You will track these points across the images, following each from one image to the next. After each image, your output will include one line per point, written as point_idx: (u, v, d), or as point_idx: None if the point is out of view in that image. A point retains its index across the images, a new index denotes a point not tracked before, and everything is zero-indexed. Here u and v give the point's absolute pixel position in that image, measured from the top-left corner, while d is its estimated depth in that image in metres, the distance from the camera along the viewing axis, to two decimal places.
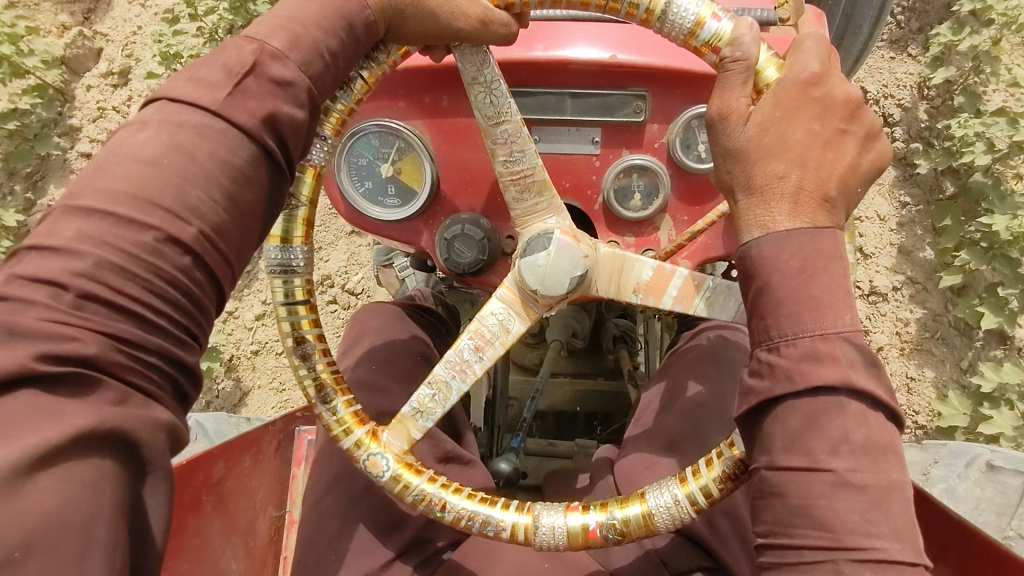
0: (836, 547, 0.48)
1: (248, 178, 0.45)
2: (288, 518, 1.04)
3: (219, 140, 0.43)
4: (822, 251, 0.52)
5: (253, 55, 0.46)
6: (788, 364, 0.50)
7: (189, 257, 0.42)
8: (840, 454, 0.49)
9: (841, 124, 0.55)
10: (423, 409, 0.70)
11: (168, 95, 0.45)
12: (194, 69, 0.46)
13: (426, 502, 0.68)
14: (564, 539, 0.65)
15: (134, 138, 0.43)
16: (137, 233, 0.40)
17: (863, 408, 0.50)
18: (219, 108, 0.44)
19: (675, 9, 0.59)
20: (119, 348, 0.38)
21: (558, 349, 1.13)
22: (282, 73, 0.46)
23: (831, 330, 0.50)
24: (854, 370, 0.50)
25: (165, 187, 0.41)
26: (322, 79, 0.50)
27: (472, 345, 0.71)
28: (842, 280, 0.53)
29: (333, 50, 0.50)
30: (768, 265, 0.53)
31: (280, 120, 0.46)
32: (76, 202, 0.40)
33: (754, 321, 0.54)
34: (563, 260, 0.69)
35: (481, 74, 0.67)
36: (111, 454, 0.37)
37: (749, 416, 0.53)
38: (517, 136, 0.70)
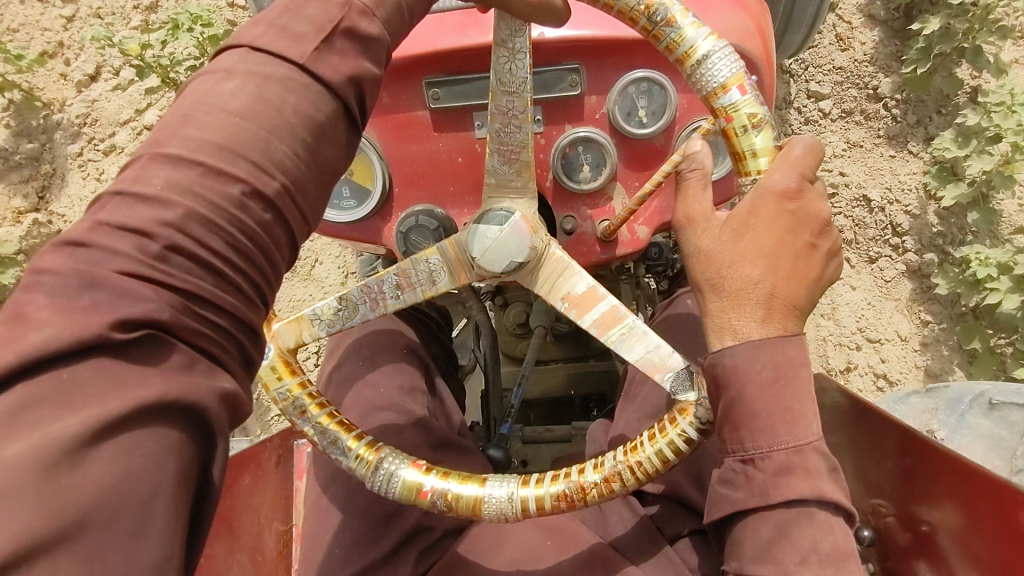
0: None
1: (329, 135, 0.42)
2: (296, 531, 1.00)
3: (304, 95, 0.40)
4: (790, 358, 0.59)
5: (340, 9, 0.42)
6: (764, 477, 0.59)
7: (270, 213, 0.39)
8: (808, 563, 0.58)
9: (810, 239, 0.59)
10: (324, 318, 0.78)
11: (249, 43, 0.41)
12: (277, 17, 0.42)
13: (286, 405, 0.75)
14: (396, 487, 0.71)
15: (219, 88, 0.39)
16: (222, 184, 0.38)
17: (830, 517, 0.59)
18: (306, 63, 0.40)
19: (708, 65, 0.61)
20: (189, 309, 0.36)
21: (542, 333, 1.15)
22: (368, 30, 0.43)
23: (802, 443, 0.59)
24: (822, 482, 0.59)
25: (252, 140, 0.38)
26: (400, 38, 0.47)
27: (394, 283, 0.76)
28: (807, 385, 0.60)
29: (412, 5, 0.47)
30: (740, 376, 0.59)
31: (365, 82, 0.43)
32: (163, 149, 0.38)
33: (727, 429, 0.61)
34: (509, 241, 0.72)
35: (509, 40, 0.69)
36: (178, 424, 0.35)
37: (728, 520, 0.63)
38: (517, 110, 0.73)
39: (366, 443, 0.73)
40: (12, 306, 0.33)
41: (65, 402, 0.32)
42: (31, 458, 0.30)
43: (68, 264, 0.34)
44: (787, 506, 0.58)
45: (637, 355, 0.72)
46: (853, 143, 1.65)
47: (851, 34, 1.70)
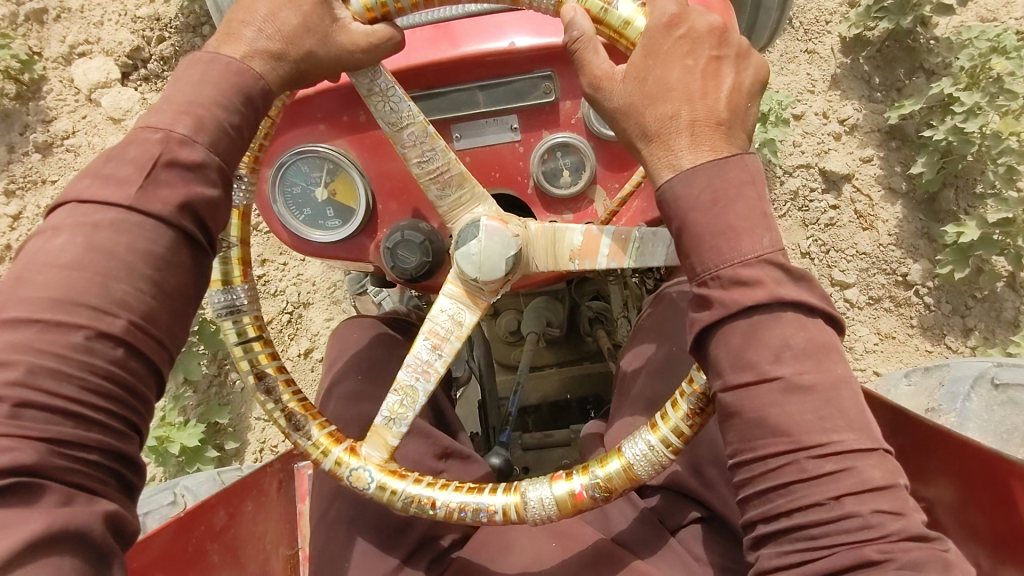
0: (796, 447, 0.55)
1: (170, 263, 0.50)
2: (302, 553, 1.11)
3: (137, 233, 0.48)
4: (731, 180, 0.58)
5: (159, 146, 0.50)
6: (720, 293, 0.57)
7: (121, 348, 0.47)
8: (784, 360, 0.55)
9: (712, 52, 0.61)
10: (395, 415, 0.77)
11: (76, 196, 0.49)
12: (100, 167, 0.50)
13: (417, 503, 0.75)
14: (554, 508, 0.73)
15: (49, 245, 0.47)
16: (66, 334, 0.45)
17: (800, 314, 0.56)
18: (132, 203, 0.48)
19: None
20: (57, 451, 0.43)
21: (535, 337, 1.33)
22: (192, 158, 0.51)
23: (750, 257, 0.56)
24: (782, 286, 0.56)
25: (88, 287, 0.46)
26: (231, 154, 0.55)
27: (430, 345, 0.78)
28: (756, 204, 0.58)
29: (236, 124, 0.54)
30: (683, 205, 0.59)
31: (195, 205, 0.51)
32: (1, 314, 0.45)
33: (683, 261, 0.60)
34: (493, 244, 0.75)
35: (376, 84, 0.73)
36: (70, 551, 0.41)
37: (698, 339, 0.59)
38: (424, 137, 0.76)
39: (501, 490, 0.74)
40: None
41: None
42: None
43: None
44: (745, 316, 0.56)
45: (663, 256, 0.79)
46: (886, 335, 1.59)
47: (872, 210, 1.65)
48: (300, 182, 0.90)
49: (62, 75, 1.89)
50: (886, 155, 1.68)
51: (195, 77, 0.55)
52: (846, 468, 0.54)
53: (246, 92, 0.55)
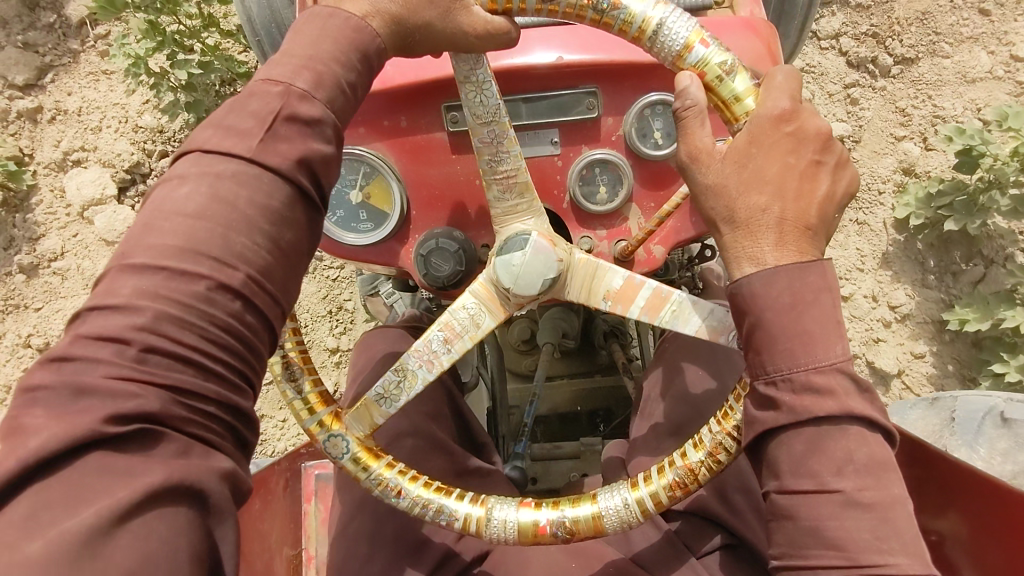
0: (852, 565, 0.56)
1: (285, 218, 0.50)
2: (306, 554, 1.11)
3: (256, 186, 0.49)
4: (809, 285, 0.59)
5: (281, 100, 0.51)
6: (791, 399, 0.58)
7: (238, 301, 0.47)
8: (845, 475, 0.57)
9: (814, 156, 0.61)
10: (388, 395, 0.77)
11: (200, 146, 0.50)
12: (223, 117, 0.51)
13: (382, 488, 0.76)
14: (514, 533, 0.73)
15: (176, 193, 0.48)
16: (189, 284, 0.45)
17: (862, 430, 0.58)
18: (253, 155, 0.49)
19: (665, 31, 0.64)
20: (177, 400, 0.43)
21: (551, 349, 1.32)
22: (310, 113, 0.51)
23: (825, 364, 0.58)
24: (850, 397, 0.58)
25: (211, 238, 0.46)
26: (344, 112, 0.55)
27: (442, 337, 0.78)
28: (830, 311, 0.59)
29: (353, 82, 0.55)
30: (760, 301, 0.60)
31: (311, 160, 0.51)
32: (130, 259, 0.46)
33: (751, 355, 0.61)
34: (536, 262, 0.76)
35: (474, 74, 0.74)
36: (188, 503, 0.42)
37: (756, 442, 0.62)
38: (504, 137, 0.77)
39: (469, 499, 0.75)
40: (10, 420, 0.41)
41: (78, 500, 0.39)
42: (48, 553, 0.36)
43: (57, 378, 0.42)
44: (815, 422, 0.57)
45: (693, 327, 0.78)
46: None
47: None
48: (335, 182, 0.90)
49: (52, 184, 1.86)
50: (939, 351, 1.62)
51: (314, 31, 0.55)
52: None
53: (364, 49, 0.56)
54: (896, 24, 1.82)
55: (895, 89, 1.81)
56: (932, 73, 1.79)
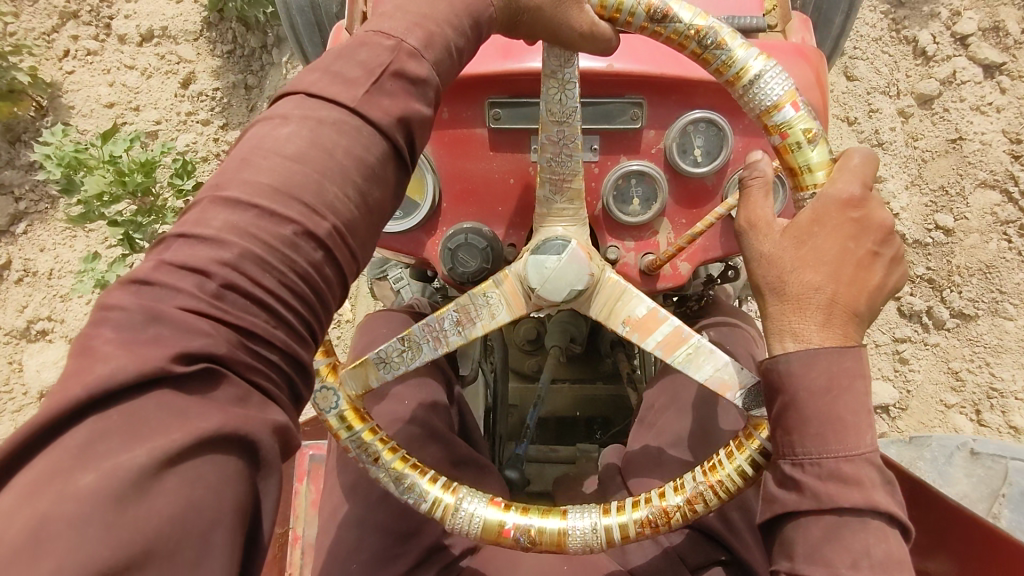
0: None
1: (377, 174, 0.50)
2: (292, 534, 1.23)
3: (355, 137, 0.48)
4: (846, 369, 0.59)
5: (392, 55, 0.51)
6: (817, 485, 0.59)
7: (320, 252, 0.47)
8: (859, 569, 0.57)
9: (874, 246, 0.61)
10: (388, 361, 0.78)
11: (306, 89, 0.50)
12: (331, 64, 0.51)
13: (360, 451, 0.76)
14: (478, 528, 0.73)
15: (277, 132, 0.47)
16: (277, 226, 0.45)
17: (883, 524, 0.58)
18: (356, 106, 0.48)
19: (762, 83, 0.64)
20: (243, 344, 0.43)
21: (557, 353, 1.32)
22: (418, 72, 0.51)
23: (855, 453, 0.58)
24: (876, 490, 0.58)
25: (305, 183, 0.46)
26: (448, 75, 0.55)
27: (455, 318, 0.77)
28: (862, 398, 0.60)
29: (461, 47, 0.55)
30: (795, 380, 0.60)
31: (412, 120, 0.51)
32: (224, 192, 0.45)
33: (778, 433, 0.62)
34: (568, 269, 0.75)
35: (561, 72, 0.74)
36: (236, 454, 0.41)
37: (773, 522, 0.63)
38: (572, 138, 0.77)
39: (441, 484, 0.74)
40: (82, 337, 0.41)
41: (134, 433, 0.38)
42: (99, 487, 0.36)
43: (134, 301, 0.41)
44: (837, 511, 0.58)
45: (705, 374, 0.74)
46: None
47: None
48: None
49: (11, 355, 1.87)
50: None
51: None
52: None
53: (476, 16, 0.57)
54: (956, 272, 1.79)
55: (949, 344, 1.77)
56: (991, 335, 1.74)
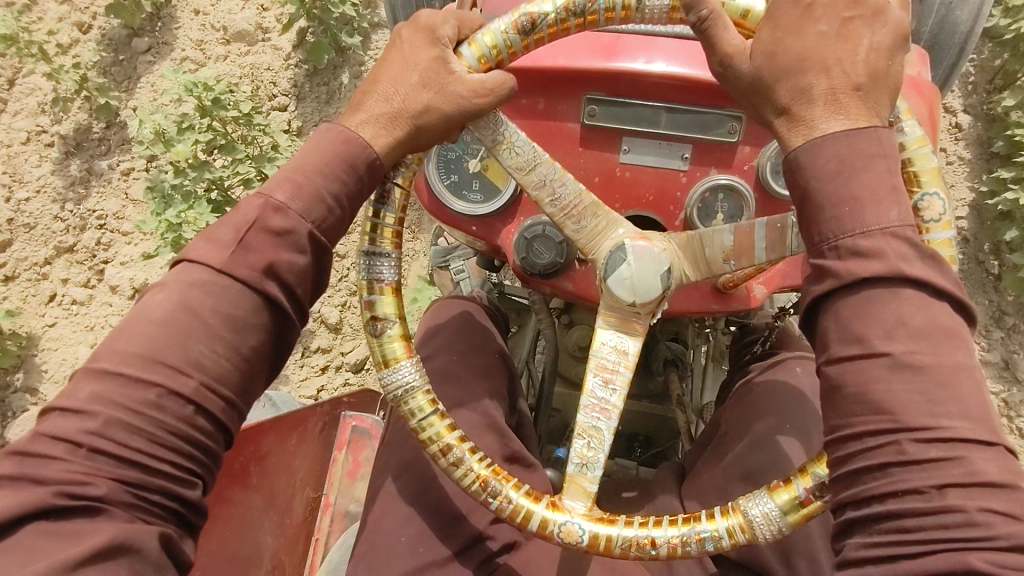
0: (898, 430, 0.65)
1: (242, 326, 0.79)
2: (324, 499, 1.67)
3: (221, 297, 0.79)
4: (861, 152, 0.72)
5: (257, 213, 0.81)
6: (838, 265, 0.70)
7: (188, 406, 0.75)
8: (897, 339, 0.67)
9: (844, 14, 0.74)
10: (585, 462, 0.91)
11: (188, 256, 0.82)
12: (209, 236, 0.82)
13: (637, 546, 0.86)
14: (782, 516, 0.84)
15: (152, 305, 0.78)
16: (143, 391, 0.74)
17: (916, 295, 0.68)
18: (223, 267, 0.79)
19: (647, 1, 0.87)
20: (123, 488, 0.71)
21: None
22: (279, 225, 0.82)
23: (872, 227, 0.69)
24: (905, 261, 0.68)
25: (170, 349, 0.76)
26: (320, 217, 0.85)
27: (601, 381, 0.93)
28: (883, 175, 0.71)
29: (334, 193, 0.85)
30: (809, 174, 0.73)
31: (276, 267, 0.81)
32: (99, 364, 0.75)
33: (806, 229, 0.75)
34: (644, 263, 0.91)
35: (501, 134, 0.93)
36: (122, 557, 0.68)
37: (809, 317, 0.74)
38: (552, 177, 0.94)
39: (718, 516, 0.86)
40: None
41: (32, 555, 0.65)
42: None
43: (18, 467, 0.69)
44: (857, 285, 0.68)
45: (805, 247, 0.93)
46: None
47: None
48: (456, 149, 1.18)
49: None
50: None
51: (310, 154, 0.87)
52: (957, 458, 0.63)
53: (349, 160, 0.86)
54: None
55: None
56: None
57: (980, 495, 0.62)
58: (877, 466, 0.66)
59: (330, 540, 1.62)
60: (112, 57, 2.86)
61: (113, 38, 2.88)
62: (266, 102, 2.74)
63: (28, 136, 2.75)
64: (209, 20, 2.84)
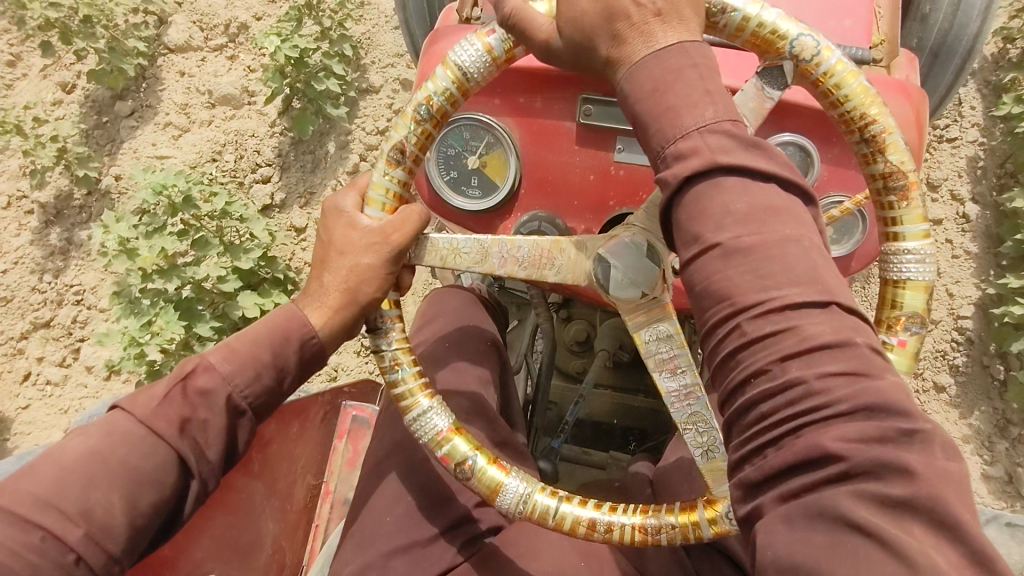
0: (737, 312, 0.71)
1: (143, 480, 0.82)
2: (323, 488, 1.68)
3: (133, 447, 0.83)
4: (671, 68, 0.79)
5: (191, 370, 0.89)
6: (669, 174, 0.76)
7: (72, 555, 0.76)
8: (727, 227, 0.72)
9: None
10: (708, 449, 0.94)
11: (122, 406, 0.87)
12: (140, 392, 0.89)
13: None
14: None
15: (65, 449, 0.82)
16: (29, 532, 0.75)
17: (736, 180, 0.74)
18: (145, 419, 0.85)
19: (467, 69, 0.96)
20: None
21: (604, 356, 1.50)
22: (204, 385, 0.88)
23: (690, 130, 0.76)
24: (719, 154, 0.74)
25: (68, 496, 0.78)
26: (246, 386, 0.91)
27: (670, 374, 0.97)
28: (695, 82, 0.78)
29: (265, 358, 0.92)
30: (635, 100, 0.81)
31: (191, 425, 0.86)
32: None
33: (647, 151, 0.81)
34: (627, 258, 0.96)
35: (447, 245, 0.98)
36: None
37: (670, 235, 0.80)
38: (507, 248, 0.98)
39: None
40: None
41: None
42: None
43: None
44: (694, 186, 0.75)
45: None
46: None
47: None
48: (456, 146, 1.20)
49: None
50: None
51: (255, 326, 0.95)
52: (789, 327, 0.68)
53: (287, 329, 0.94)
54: None
55: None
56: None
57: (816, 362, 0.66)
58: (730, 355, 0.71)
59: (330, 527, 1.63)
60: (95, 120, 2.69)
61: (96, 100, 2.71)
62: (247, 175, 2.55)
63: (10, 202, 2.65)
64: (194, 82, 2.65)
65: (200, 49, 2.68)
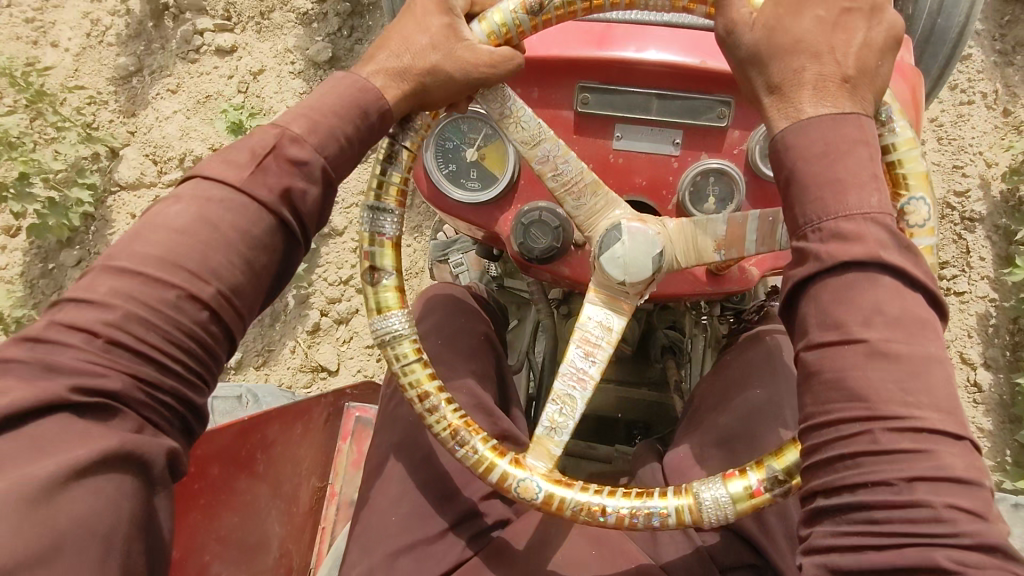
0: (872, 419, 0.68)
1: (263, 244, 0.84)
2: (329, 490, 1.71)
3: (242, 210, 0.82)
4: (846, 136, 0.75)
5: (277, 140, 0.86)
6: (819, 246, 0.73)
7: (206, 309, 0.79)
8: (874, 325, 0.69)
9: None
10: (555, 427, 0.96)
11: (200, 173, 0.85)
12: (224, 156, 0.86)
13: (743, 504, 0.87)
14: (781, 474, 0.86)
15: (168, 212, 0.81)
16: (162, 290, 0.76)
17: (895, 284, 0.71)
18: (244, 183, 0.83)
19: None
20: (136, 387, 0.73)
21: None
22: (296, 155, 0.86)
23: (854, 212, 0.72)
24: (884, 248, 0.71)
25: (191, 253, 0.79)
26: (336, 157, 0.89)
27: (582, 352, 0.97)
28: (865, 160, 0.75)
29: (347, 134, 0.90)
30: (797, 152, 0.76)
31: (293, 193, 0.85)
32: (114, 261, 0.77)
33: (787, 214, 0.78)
34: (638, 243, 0.94)
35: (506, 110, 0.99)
36: (123, 478, 0.70)
37: (790, 299, 0.76)
38: (557, 151, 0.99)
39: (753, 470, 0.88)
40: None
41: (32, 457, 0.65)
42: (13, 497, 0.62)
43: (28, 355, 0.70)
44: (835, 273, 0.71)
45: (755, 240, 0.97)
46: None
47: None
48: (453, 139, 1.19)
49: None
50: None
51: (331, 94, 0.92)
52: (923, 449, 0.66)
53: (364, 105, 0.91)
54: None
55: None
56: None
57: (943, 490, 0.64)
58: (848, 455, 0.68)
59: (336, 529, 1.65)
60: (41, 267, 2.55)
61: (41, 246, 2.57)
62: None
63: None
64: None
65: (152, 185, 2.57)
